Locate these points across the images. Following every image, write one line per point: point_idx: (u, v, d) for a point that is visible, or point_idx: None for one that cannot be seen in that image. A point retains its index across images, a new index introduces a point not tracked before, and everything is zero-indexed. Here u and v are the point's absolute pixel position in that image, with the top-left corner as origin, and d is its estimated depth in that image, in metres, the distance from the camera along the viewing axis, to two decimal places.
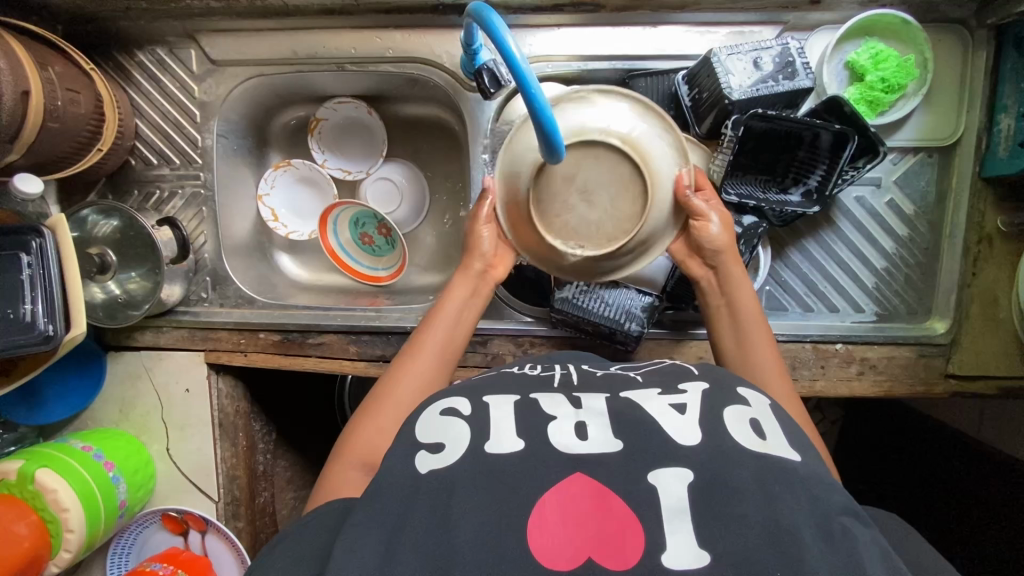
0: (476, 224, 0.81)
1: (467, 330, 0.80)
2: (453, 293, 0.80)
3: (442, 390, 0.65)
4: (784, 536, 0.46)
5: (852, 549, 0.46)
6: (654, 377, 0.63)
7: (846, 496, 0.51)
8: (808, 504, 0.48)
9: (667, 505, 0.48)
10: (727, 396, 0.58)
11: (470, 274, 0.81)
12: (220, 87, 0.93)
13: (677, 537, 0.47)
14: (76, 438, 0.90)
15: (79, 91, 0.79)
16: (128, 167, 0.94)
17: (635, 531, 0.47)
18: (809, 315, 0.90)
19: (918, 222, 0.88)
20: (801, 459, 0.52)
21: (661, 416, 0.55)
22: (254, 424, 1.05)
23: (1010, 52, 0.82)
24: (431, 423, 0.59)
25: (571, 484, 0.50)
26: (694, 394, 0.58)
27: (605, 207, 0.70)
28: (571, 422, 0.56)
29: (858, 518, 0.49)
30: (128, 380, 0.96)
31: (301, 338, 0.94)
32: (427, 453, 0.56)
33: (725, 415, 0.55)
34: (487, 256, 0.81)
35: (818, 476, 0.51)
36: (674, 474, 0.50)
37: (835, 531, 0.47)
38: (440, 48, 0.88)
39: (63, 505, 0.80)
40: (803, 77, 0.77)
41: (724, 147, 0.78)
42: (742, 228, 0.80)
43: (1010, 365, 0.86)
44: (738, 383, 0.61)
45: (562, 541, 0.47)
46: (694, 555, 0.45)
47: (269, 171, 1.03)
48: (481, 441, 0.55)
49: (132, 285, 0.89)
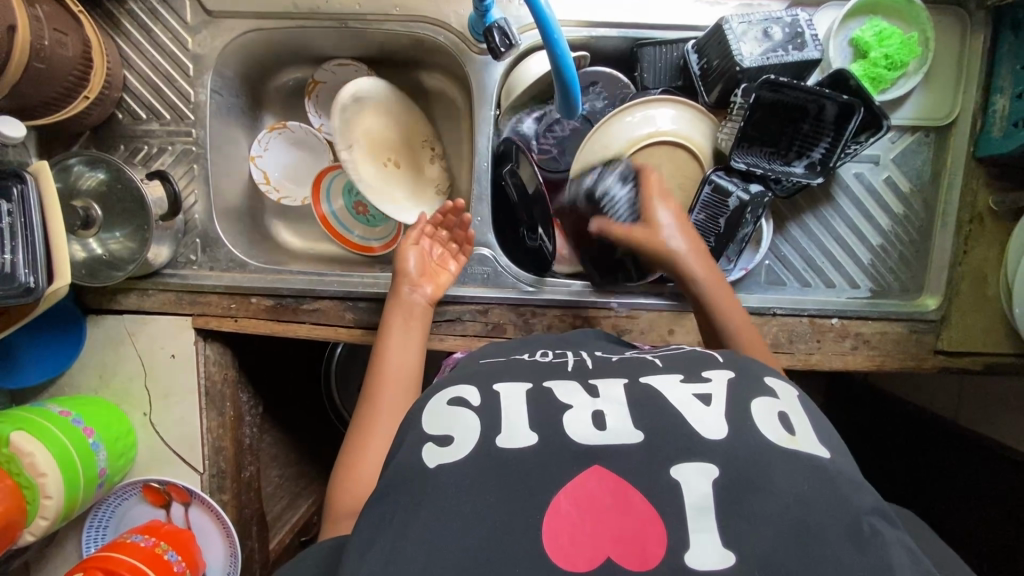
0: (402, 250, 0.85)
1: (417, 355, 0.79)
2: (389, 327, 0.80)
3: (449, 378, 0.64)
4: (809, 534, 0.46)
5: (881, 551, 0.45)
6: (677, 363, 0.62)
7: (875, 496, 0.50)
8: (835, 502, 0.48)
9: (691, 503, 0.48)
10: (754, 388, 0.57)
11: (400, 301, 0.82)
12: (215, 39, 0.89)
13: (703, 536, 0.46)
14: (53, 403, 0.85)
15: (66, 33, 0.75)
16: (114, 120, 0.90)
17: (658, 529, 0.47)
18: (808, 291, 0.91)
19: (914, 200, 0.90)
20: (829, 456, 0.52)
21: (684, 408, 0.54)
22: (242, 395, 1.02)
23: (1007, 34, 0.84)
24: (436, 414, 0.58)
25: (586, 480, 0.50)
26: (719, 384, 0.57)
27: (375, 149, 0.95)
28: (588, 412, 0.55)
29: (886, 518, 0.48)
30: (110, 344, 0.92)
31: (296, 303, 0.91)
32: (436, 446, 0.54)
33: (755, 411, 0.54)
34: (411, 281, 0.83)
35: (848, 475, 0.51)
36: (698, 470, 0.49)
37: (864, 532, 0.46)
38: (448, 8, 0.86)
39: (40, 470, 0.76)
40: (811, 48, 0.78)
41: (735, 114, 0.79)
42: (749, 196, 0.78)
43: (995, 342, 0.88)
44: (767, 374, 0.61)
45: (581, 542, 0.47)
46: (718, 556, 0.45)
47: (262, 133, 1.01)
48: (493, 432, 0.54)
49: (116, 245, 0.85)
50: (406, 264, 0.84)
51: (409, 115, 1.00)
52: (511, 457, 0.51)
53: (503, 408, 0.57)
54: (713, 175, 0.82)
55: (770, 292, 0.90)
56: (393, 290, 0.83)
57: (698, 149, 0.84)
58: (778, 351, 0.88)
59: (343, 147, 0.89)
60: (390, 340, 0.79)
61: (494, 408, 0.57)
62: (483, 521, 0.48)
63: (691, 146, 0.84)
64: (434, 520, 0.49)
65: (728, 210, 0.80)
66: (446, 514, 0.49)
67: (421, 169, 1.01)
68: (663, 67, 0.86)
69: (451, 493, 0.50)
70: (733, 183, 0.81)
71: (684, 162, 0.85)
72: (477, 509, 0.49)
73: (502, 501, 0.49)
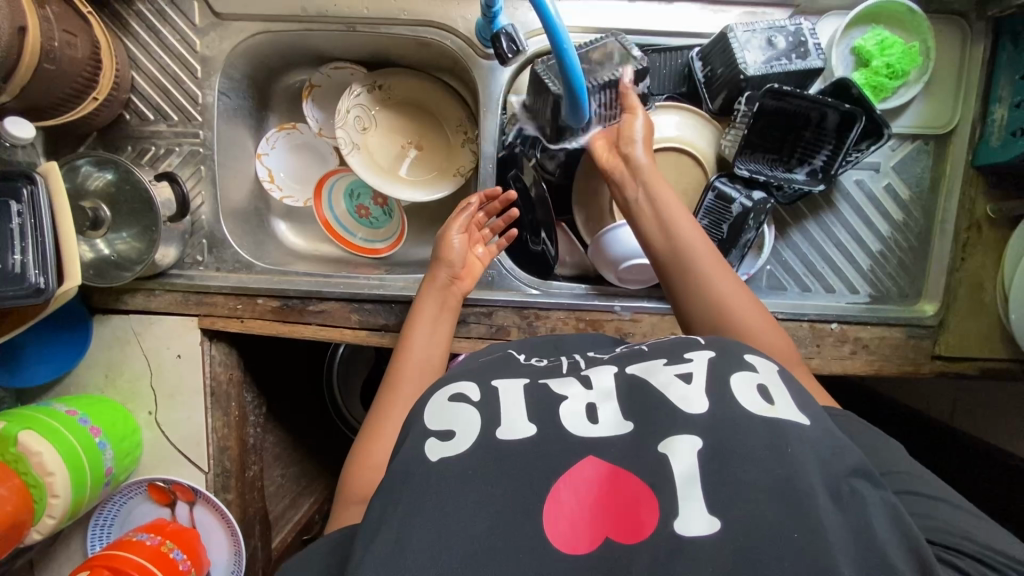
0: (447, 233, 0.85)
1: (444, 345, 0.80)
2: (423, 310, 0.81)
3: (451, 373, 0.66)
4: (795, 495, 0.46)
5: (859, 508, 0.47)
6: (661, 347, 0.63)
7: (858, 457, 0.51)
8: (818, 464, 0.49)
9: (679, 472, 0.49)
10: (732, 362, 0.58)
11: (438, 286, 0.83)
12: (223, 42, 0.89)
13: (691, 503, 0.47)
14: (60, 403, 0.86)
15: (76, 33, 0.75)
16: (122, 121, 0.90)
17: (650, 500, 0.49)
18: (807, 295, 0.92)
19: (913, 207, 0.91)
20: (810, 424, 0.52)
21: (666, 388, 0.56)
22: (246, 395, 1.03)
23: (1007, 46, 0.85)
24: (436, 410, 0.60)
25: (583, 470, 0.51)
26: (699, 362, 0.58)
27: (377, 145, 1.00)
28: (582, 404, 0.57)
29: (869, 479, 0.50)
30: (115, 344, 0.92)
31: (301, 304, 0.91)
32: (437, 441, 0.56)
33: (732, 382, 0.55)
34: (453, 266, 0.84)
35: (827, 440, 0.51)
36: (686, 443, 0.51)
37: (844, 492, 0.48)
38: (455, 13, 0.86)
39: (48, 469, 0.77)
40: (814, 57, 0.79)
41: (737, 122, 0.81)
42: (752, 202, 0.79)
43: (992, 348, 0.90)
44: (744, 350, 0.61)
45: (581, 528, 0.48)
46: (706, 523, 0.46)
47: (271, 131, 1.02)
48: (493, 428, 0.55)
49: (124, 246, 0.85)
50: (450, 251, 0.84)
51: (436, 94, 1.01)
52: (515, 454, 0.52)
53: (502, 402, 0.58)
54: (717, 182, 0.83)
55: (771, 296, 0.92)
56: (433, 274, 0.84)
57: (701, 155, 0.86)
58: None
59: (343, 125, 0.96)
60: (422, 325, 0.80)
61: (495, 402, 0.58)
62: (487, 514, 0.49)
63: (694, 153, 0.85)
64: (438, 515, 0.49)
65: (731, 216, 0.81)
66: (453, 506, 0.50)
67: (446, 153, 1.03)
68: (669, 73, 0.87)
69: (457, 488, 0.51)
70: (736, 189, 0.82)
71: (687, 168, 0.86)
72: (481, 503, 0.50)
73: (505, 495, 0.50)
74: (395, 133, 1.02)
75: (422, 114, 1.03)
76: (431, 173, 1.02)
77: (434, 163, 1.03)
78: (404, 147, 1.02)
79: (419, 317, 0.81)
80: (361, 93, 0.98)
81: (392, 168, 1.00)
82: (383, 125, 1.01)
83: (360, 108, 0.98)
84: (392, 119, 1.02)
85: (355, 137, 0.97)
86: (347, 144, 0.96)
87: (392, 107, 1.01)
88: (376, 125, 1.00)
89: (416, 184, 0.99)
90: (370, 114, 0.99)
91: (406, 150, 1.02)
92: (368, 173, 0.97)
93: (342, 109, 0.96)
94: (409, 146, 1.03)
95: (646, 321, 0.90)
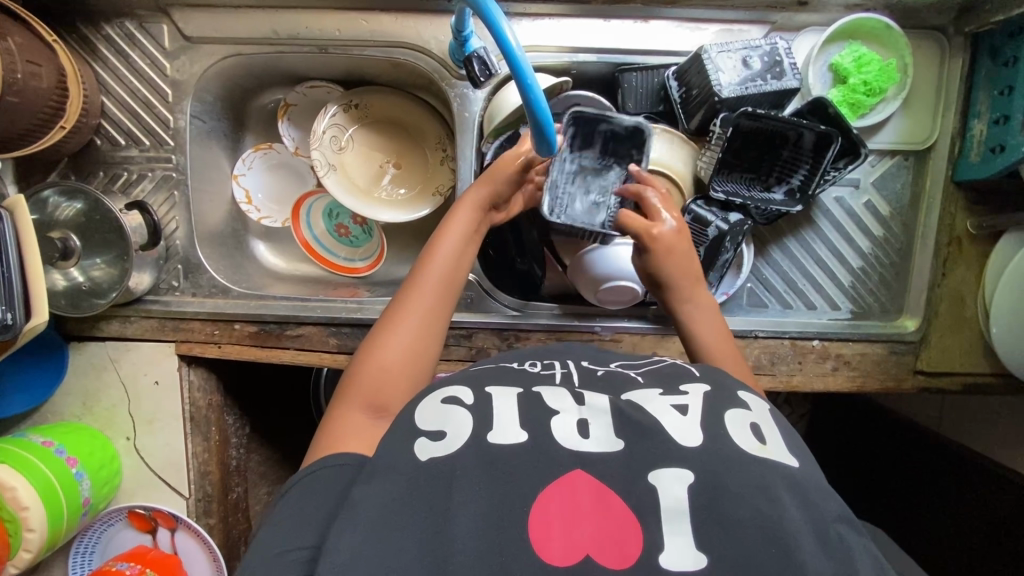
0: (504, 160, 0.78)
1: (468, 261, 0.75)
2: (453, 229, 0.75)
3: (443, 379, 0.63)
4: (782, 535, 0.46)
5: (846, 555, 0.46)
6: (655, 378, 0.61)
7: (841, 503, 0.50)
8: (802, 508, 0.48)
9: (666, 506, 0.47)
10: (727, 400, 0.57)
11: (475, 211, 0.77)
12: (195, 65, 0.88)
13: (676, 537, 0.46)
14: (35, 432, 0.85)
15: (40, 63, 0.75)
16: (93, 146, 0.90)
17: (633, 529, 0.47)
18: (789, 312, 0.92)
19: (893, 223, 0.91)
20: (798, 466, 0.52)
21: (661, 415, 0.54)
22: (228, 417, 1.02)
23: (985, 60, 0.84)
24: (430, 410, 0.57)
25: (570, 484, 0.49)
26: (695, 395, 0.57)
27: (356, 165, 1.00)
28: (574, 418, 0.54)
29: (853, 525, 0.49)
30: (92, 371, 0.92)
31: (279, 330, 0.91)
32: (428, 441, 0.54)
33: (728, 419, 0.54)
34: (496, 196, 0.78)
35: (813, 481, 0.51)
36: (674, 475, 0.49)
37: (830, 538, 0.47)
38: (428, 34, 0.85)
39: (23, 504, 0.76)
40: (790, 77, 0.79)
41: (713, 144, 0.80)
42: (728, 225, 0.80)
43: (975, 364, 0.89)
44: (738, 386, 0.60)
45: (561, 534, 0.46)
46: (692, 558, 0.45)
47: (248, 152, 1.01)
48: (476, 439, 0.53)
49: (97, 273, 0.84)
50: (499, 176, 0.77)
51: (414, 113, 1.00)
52: None
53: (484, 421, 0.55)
54: (693, 206, 0.83)
55: (752, 314, 0.91)
56: (475, 191, 0.78)
57: (677, 175, 0.85)
58: (760, 374, 0.89)
59: (319, 146, 0.94)
60: (445, 247, 0.74)
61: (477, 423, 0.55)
62: None
63: (670, 174, 0.85)
64: None
65: (707, 239, 0.82)
66: None
67: (427, 170, 1.02)
68: (645, 92, 0.85)
69: None
70: (712, 213, 0.82)
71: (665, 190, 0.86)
72: None
73: None
74: (372, 153, 1.01)
75: (400, 130, 1.02)
76: (412, 189, 1.01)
77: (414, 179, 1.02)
78: (383, 165, 1.01)
79: (448, 231, 0.75)
80: (336, 114, 0.96)
81: (370, 190, 1.00)
82: (360, 145, 1.00)
83: (336, 128, 0.97)
84: (370, 137, 1.00)
85: (333, 159, 0.96)
86: (326, 168, 0.95)
87: (369, 125, 1.00)
88: (353, 145, 0.99)
89: (395, 203, 0.99)
90: (346, 133, 0.98)
91: (386, 169, 1.02)
92: (346, 193, 0.95)
93: (319, 132, 0.95)
94: (390, 164, 1.02)
95: (626, 340, 0.89)
